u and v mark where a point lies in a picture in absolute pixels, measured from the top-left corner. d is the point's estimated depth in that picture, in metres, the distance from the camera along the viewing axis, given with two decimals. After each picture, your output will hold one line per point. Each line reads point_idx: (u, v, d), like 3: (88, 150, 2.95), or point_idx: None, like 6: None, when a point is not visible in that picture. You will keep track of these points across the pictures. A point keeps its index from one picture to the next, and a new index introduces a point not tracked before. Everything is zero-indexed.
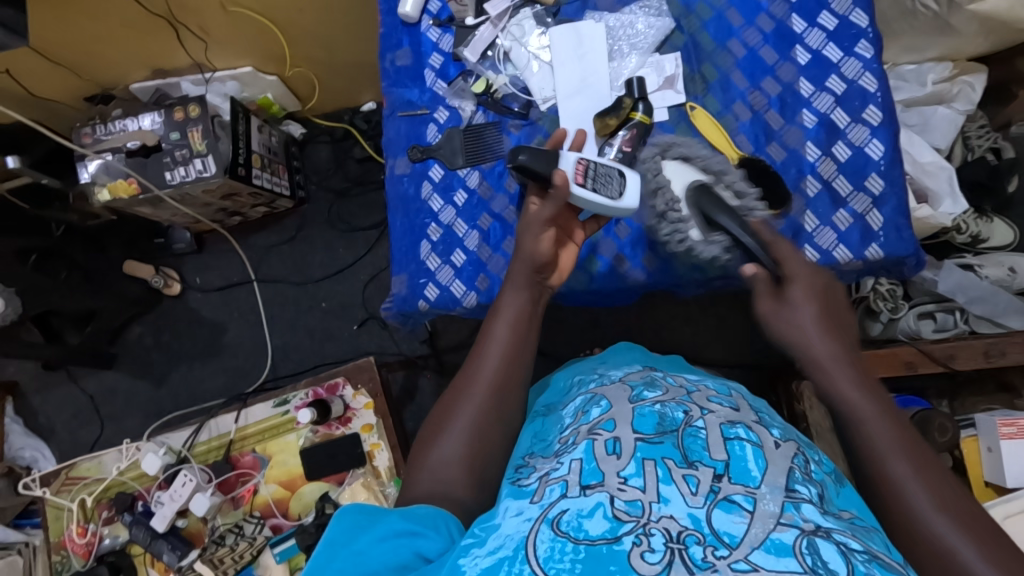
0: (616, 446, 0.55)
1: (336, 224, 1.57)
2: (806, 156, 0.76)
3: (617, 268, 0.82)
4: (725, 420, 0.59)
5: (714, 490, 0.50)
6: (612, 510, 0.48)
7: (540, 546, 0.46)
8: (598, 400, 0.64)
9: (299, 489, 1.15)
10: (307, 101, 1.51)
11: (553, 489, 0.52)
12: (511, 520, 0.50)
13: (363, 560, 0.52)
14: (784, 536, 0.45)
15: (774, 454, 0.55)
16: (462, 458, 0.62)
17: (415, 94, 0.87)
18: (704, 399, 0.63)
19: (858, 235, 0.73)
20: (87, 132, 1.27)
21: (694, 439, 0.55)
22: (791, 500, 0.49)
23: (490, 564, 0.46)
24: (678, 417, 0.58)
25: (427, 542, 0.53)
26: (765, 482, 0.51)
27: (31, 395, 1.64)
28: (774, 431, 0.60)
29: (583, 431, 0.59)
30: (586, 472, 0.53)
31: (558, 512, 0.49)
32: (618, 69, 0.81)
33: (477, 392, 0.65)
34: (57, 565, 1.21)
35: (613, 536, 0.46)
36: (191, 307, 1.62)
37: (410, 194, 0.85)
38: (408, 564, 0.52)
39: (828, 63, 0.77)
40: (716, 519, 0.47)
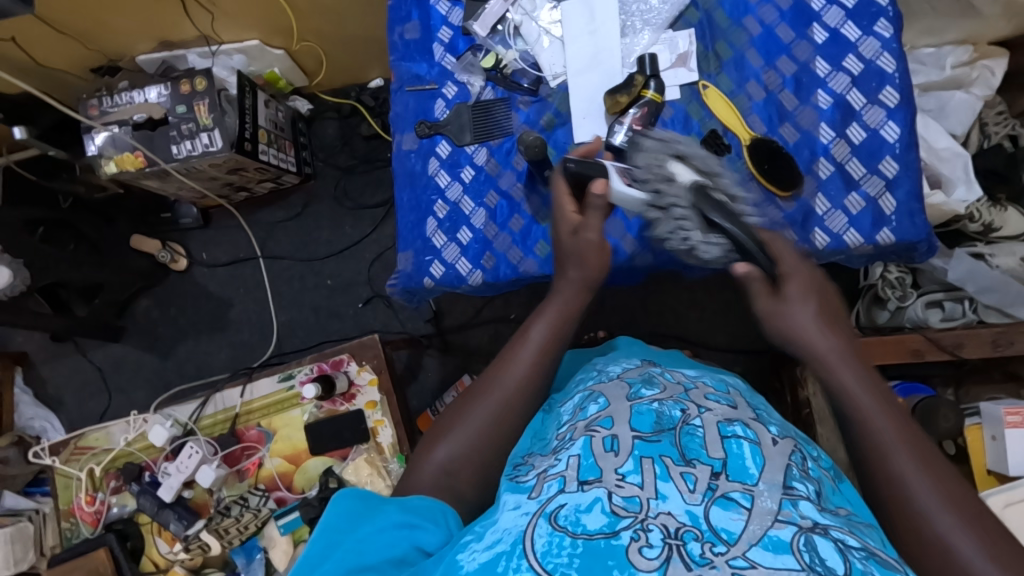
0: (614, 443, 0.55)
1: (343, 201, 1.57)
2: (819, 137, 0.74)
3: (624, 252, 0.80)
4: (723, 418, 0.59)
5: (711, 488, 0.50)
6: (610, 505, 0.49)
7: (538, 540, 0.47)
8: (596, 398, 0.64)
9: (303, 463, 1.16)
10: (314, 76, 1.50)
11: (551, 485, 0.53)
12: (509, 514, 0.51)
13: (364, 549, 0.54)
14: (782, 533, 0.46)
15: (770, 451, 0.55)
16: (466, 459, 0.62)
17: (423, 68, 0.86)
18: (702, 396, 0.63)
19: (870, 219, 0.72)
20: (94, 104, 1.26)
21: (691, 437, 0.56)
22: (789, 497, 0.49)
23: (488, 559, 0.47)
24: (676, 416, 0.59)
25: (425, 534, 0.55)
26: (763, 479, 0.51)
27: (40, 365, 1.67)
28: (771, 428, 0.60)
29: (581, 427, 0.60)
30: (584, 468, 0.53)
31: (556, 507, 0.50)
32: (630, 45, 0.79)
33: (501, 391, 0.65)
34: (66, 532, 1.24)
35: (611, 530, 0.47)
36: (198, 283, 1.63)
37: (417, 170, 0.84)
38: (405, 557, 0.53)
39: (845, 42, 0.75)
40: (713, 517, 0.47)
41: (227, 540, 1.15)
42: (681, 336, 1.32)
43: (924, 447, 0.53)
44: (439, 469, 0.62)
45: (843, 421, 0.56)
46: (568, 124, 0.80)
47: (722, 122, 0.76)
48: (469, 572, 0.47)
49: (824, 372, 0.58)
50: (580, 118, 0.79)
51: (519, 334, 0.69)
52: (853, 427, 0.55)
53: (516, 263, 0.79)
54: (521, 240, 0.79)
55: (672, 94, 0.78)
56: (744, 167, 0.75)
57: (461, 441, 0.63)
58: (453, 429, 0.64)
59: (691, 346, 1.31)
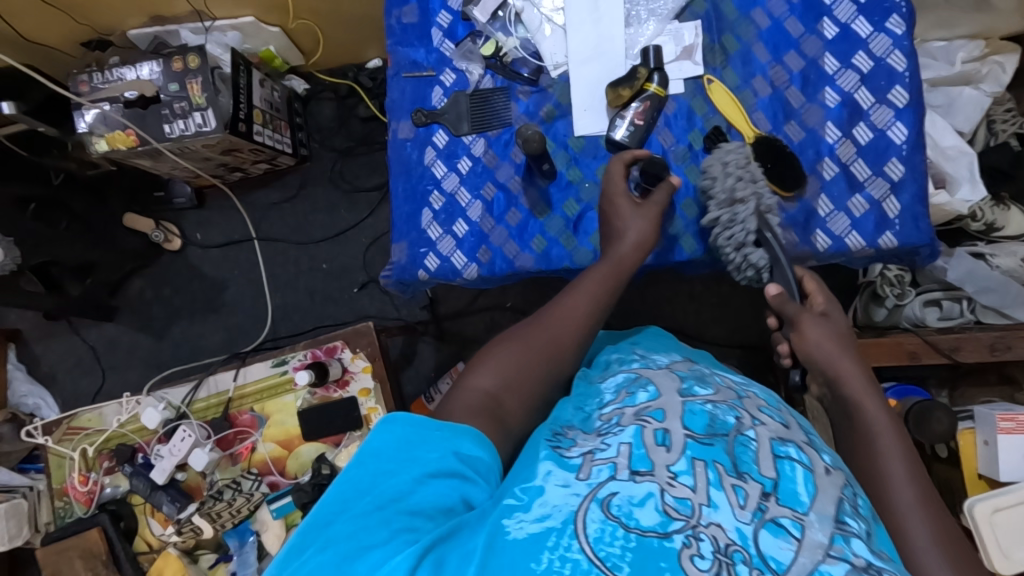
0: (666, 438, 0.55)
1: (338, 184, 1.55)
2: (825, 137, 0.73)
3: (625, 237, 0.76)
4: (776, 435, 0.58)
5: (761, 509, 0.50)
6: (662, 504, 0.50)
7: (591, 525, 0.48)
8: (645, 384, 0.64)
9: (296, 448, 1.16)
10: (310, 56, 1.47)
11: (601, 470, 0.53)
12: (557, 489, 0.51)
13: (413, 490, 0.52)
14: (834, 569, 0.46)
15: (824, 480, 0.54)
16: (500, 389, 0.64)
17: (421, 54, 0.83)
18: (756, 408, 0.63)
19: (873, 223, 0.70)
20: (85, 79, 1.23)
21: (744, 449, 0.55)
22: (841, 532, 0.49)
23: (539, 531, 0.48)
24: (729, 422, 0.58)
25: (474, 488, 0.54)
26: (814, 509, 0.51)
27: (33, 343, 1.66)
28: (824, 455, 0.59)
29: (629, 414, 0.60)
30: (635, 458, 0.54)
31: (609, 494, 0.51)
32: (634, 36, 0.77)
33: (558, 327, 0.69)
34: (60, 511, 1.24)
35: (663, 531, 0.48)
36: (191, 263, 1.61)
37: (412, 160, 0.82)
38: (453, 507, 0.52)
39: (856, 38, 0.73)
40: (763, 541, 0.48)
41: (218, 523, 1.15)
42: (676, 329, 1.31)
43: (938, 513, 0.56)
44: (484, 394, 0.62)
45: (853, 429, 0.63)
46: (568, 116, 0.78)
47: (725, 118, 0.75)
48: (517, 540, 0.48)
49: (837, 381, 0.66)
50: (581, 110, 0.77)
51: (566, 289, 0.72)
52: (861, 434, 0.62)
53: (511, 257, 0.78)
54: (516, 234, 0.78)
55: (676, 88, 0.76)
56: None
57: (495, 372, 0.65)
58: (487, 361, 0.66)
59: (686, 338, 1.31)
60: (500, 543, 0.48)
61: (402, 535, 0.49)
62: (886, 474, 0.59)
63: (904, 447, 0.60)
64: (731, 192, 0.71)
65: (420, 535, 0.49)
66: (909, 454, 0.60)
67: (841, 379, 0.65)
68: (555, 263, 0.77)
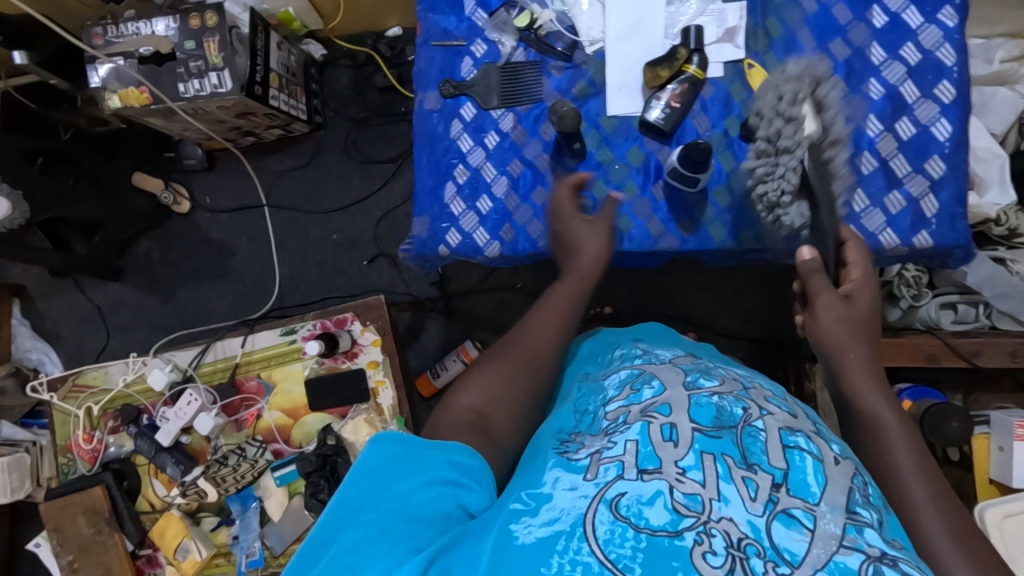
0: (672, 433, 0.55)
1: (352, 154, 1.52)
2: (866, 129, 0.70)
3: (650, 231, 0.74)
4: (784, 425, 0.57)
5: (772, 500, 0.50)
6: (671, 501, 0.49)
7: (600, 527, 0.48)
8: (649, 380, 0.64)
9: (302, 417, 1.16)
10: (329, 20, 1.43)
11: (608, 469, 0.53)
12: (565, 493, 0.51)
13: (409, 501, 0.53)
14: (849, 560, 0.46)
15: (833, 470, 0.53)
16: (487, 402, 0.64)
17: (452, 23, 0.81)
18: (763, 398, 0.62)
19: (909, 221, 0.69)
20: (98, 32, 1.19)
21: (753, 440, 0.55)
22: (854, 522, 0.49)
23: (547, 535, 0.48)
24: (737, 414, 0.58)
25: (469, 495, 0.55)
26: (825, 499, 0.50)
27: (38, 299, 1.65)
28: (833, 445, 0.58)
29: (634, 412, 0.59)
30: (643, 456, 0.53)
31: (616, 494, 0.50)
32: (675, 15, 0.75)
33: (536, 333, 0.69)
34: (63, 467, 1.25)
35: (675, 529, 0.48)
36: (200, 227, 1.60)
37: (438, 132, 0.80)
38: (452, 514, 0.53)
39: (905, 28, 0.71)
40: (776, 534, 0.47)
41: (222, 488, 1.15)
42: (687, 319, 1.30)
43: (951, 502, 0.56)
44: (471, 413, 0.63)
45: (862, 425, 0.62)
46: (602, 94, 0.76)
47: None
48: (524, 545, 0.48)
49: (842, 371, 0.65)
50: (615, 88, 0.75)
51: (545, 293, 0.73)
52: (869, 429, 0.61)
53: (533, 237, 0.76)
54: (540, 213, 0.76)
55: (715, 71, 0.74)
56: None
57: (481, 387, 0.65)
58: (471, 379, 0.67)
59: (697, 328, 1.30)
60: (510, 549, 0.47)
61: (405, 545, 0.49)
62: (899, 466, 0.58)
63: (912, 436, 0.60)
64: (776, 138, 0.67)
65: (424, 542, 0.50)
66: (918, 444, 0.60)
67: (847, 368, 0.65)
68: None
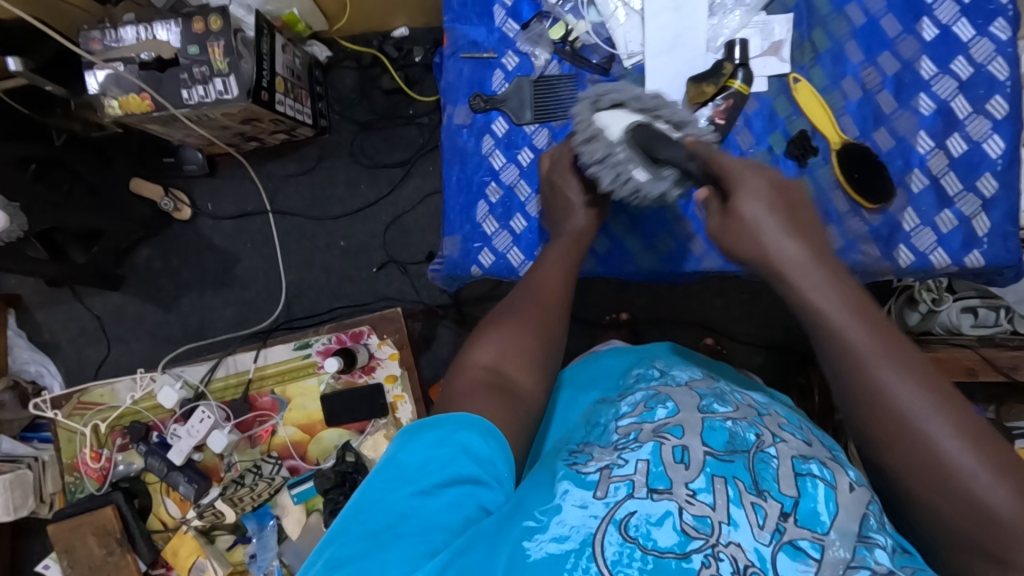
0: (683, 454, 0.52)
1: (359, 158, 1.49)
2: (916, 147, 0.72)
3: (691, 252, 0.80)
4: (797, 453, 0.56)
5: (779, 530, 0.48)
6: (681, 523, 0.48)
7: (608, 548, 0.47)
8: (664, 400, 0.61)
9: (318, 433, 1.13)
10: (335, 21, 1.39)
11: (618, 487, 0.50)
12: (574, 509, 0.49)
13: (424, 505, 0.50)
14: None
15: (848, 497, 0.51)
16: (505, 355, 0.62)
17: (481, 34, 0.82)
18: (776, 425, 0.61)
19: (960, 240, 0.70)
20: (96, 36, 1.14)
21: (764, 466, 0.53)
22: (864, 544, 0.48)
23: (558, 552, 0.46)
24: (749, 439, 0.56)
25: (488, 493, 0.52)
26: (835, 527, 0.49)
27: (34, 309, 1.60)
28: (848, 471, 0.56)
29: (647, 430, 0.56)
30: (653, 475, 0.51)
31: (626, 514, 0.48)
32: (718, 27, 0.76)
33: (543, 302, 0.67)
34: (70, 486, 1.21)
35: (682, 552, 0.47)
36: (202, 234, 1.56)
37: (469, 148, 0.81)
38: (471, 517, 0.50)
39: (957, 41, 0.72)
40: (781, 565, 0.47)
41: (239, 508, 1.12)
42: (704, 324, 1.29)
43: (926, 376, 0.51)
44: (486, 369, 0.61)
45: (826, 343, 0.55)
46: None
47: (812, 120, 0.74)
48: (536, 562, 0.46)
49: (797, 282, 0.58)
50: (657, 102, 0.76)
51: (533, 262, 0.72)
52: (836, 347, 0.54)
53: None
54: None
55: (759, 85, 0.75)
56: (831, 176, 0.73)
57: (497, 340, 0.64)
58: (485, 336, 0.64)
59: (714, 334, 1.29)
60: (518, 565, 0.46)
61: (417, 551, 0.47)
62: (863, 361, 0.52)
63: (862, 316, 0.54)
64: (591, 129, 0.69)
65: (437, 546, 0.48)
66: (871, 321, 0.54)
67: (783, 271, 0.59)
68: (618, 266, 0.82)
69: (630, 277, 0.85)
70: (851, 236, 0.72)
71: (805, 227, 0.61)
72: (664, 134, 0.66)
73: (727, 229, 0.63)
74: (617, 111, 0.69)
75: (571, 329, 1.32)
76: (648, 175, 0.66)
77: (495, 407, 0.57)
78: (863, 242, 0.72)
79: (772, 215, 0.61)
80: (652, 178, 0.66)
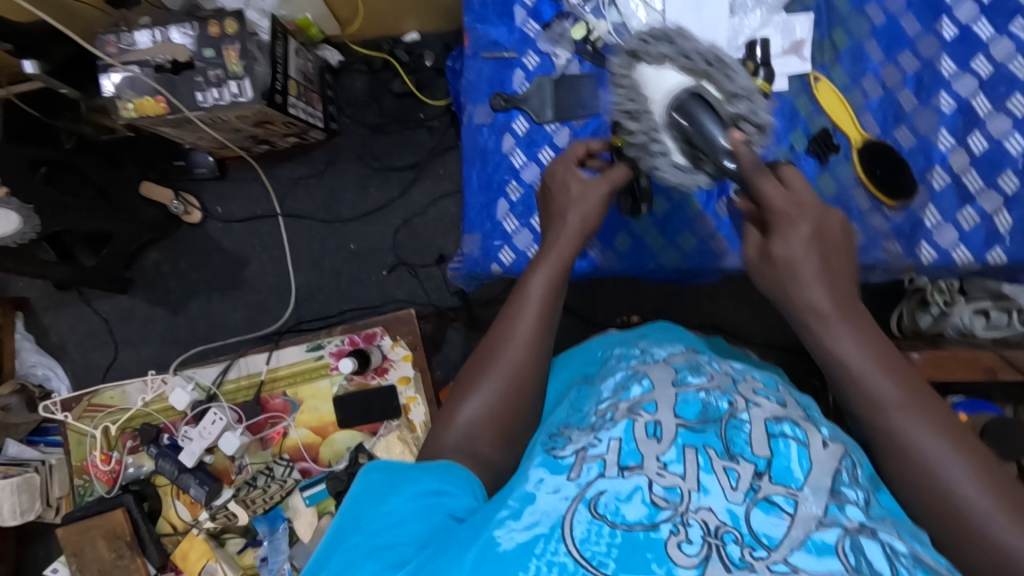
0: (656, 429, 0.51)
1: (369, 162, 1.49)
2: (937, 144, 0.76)
3: (713, 248, 0.81)
4: (771, 416, 0.53)
5: (754, 488, 0.47)
6: (650, 496, 0.46)
7: (577, 526, 0.45)
8: (639, 377, 0.59)
9: (330, 435, 1.13)
10: (346, 26, 1.40)
11: (590, 467, 0.49)
12: (547, 496, 0.47)
13: (393, 520, 0.51)
14: (827, 536, 0.43)
15: (821, 454, 0.50)
16: (495, 418, 0.61)
17: (502, 34, 0.86)
18: (751, 390, 0.58)
19: (982, 236, 0.72)
20: (112, 40, 1.15)
21: (737, 432, 0.51)
22: (836, 502, 0.46)
23: (527, 539, 0.45)
24: (723, 408, 0.53)
25: (453, 501, 0.53)
26: (808, 483, 0.47)
27: (42, 312, 1.59)
28: (822, 429, 0.54)
29: (622, 408, 0.54)
30: (625, 453, 0.49)
31: (596, 493, 0.47)
32: (739, 26, 0.79)
33: (511, 356, 0.63)
34: (79, 488, 1.20)
35: (651, 522, 0.45)
36: (212, 237, 1.56)
37: (489, 147, 0.84)
38: (438, 524, 0.51)
39: (976, 40, 0.75)
40: (755, 520, 0.45)
41: (251, 510, 1.12)
42: (716, 327, 1.29)
43: (947, 427, 0.53)
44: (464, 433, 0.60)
45: (842, 385, 0.57)
46: None
47: (831, 116, 0.78)
48: (507, 552, 0.44)
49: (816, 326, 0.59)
50: None
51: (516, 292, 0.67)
52: (850, 388, 0.56)
53: (593, 255, 0.83)
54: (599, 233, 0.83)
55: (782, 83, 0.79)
56: (851, 172, 0.77)
57: (483, 404, 0.61)
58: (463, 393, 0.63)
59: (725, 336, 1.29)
60: (487, 556, 0.44)
61: (388, 566, 0.48)
62: (884, 404, 0.54)
63: (889, 367, 0.56)
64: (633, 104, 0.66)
65: (407, 557, 0.48)
66: (898, 371, 0.56)
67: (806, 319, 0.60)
68: (640, 261, 0.83)
69: (650, 275, 0.85)
70: (874, 233, 0.75)
71: (836, 271, 0.61)
72: (714, 116, 0.61)
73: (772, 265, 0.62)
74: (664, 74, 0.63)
75: (582, 332, 1.32)
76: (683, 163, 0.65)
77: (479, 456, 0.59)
78: (885, 239, 0.75)
79: (810, 263, 0.60)
80: (685, 168, 0.65)
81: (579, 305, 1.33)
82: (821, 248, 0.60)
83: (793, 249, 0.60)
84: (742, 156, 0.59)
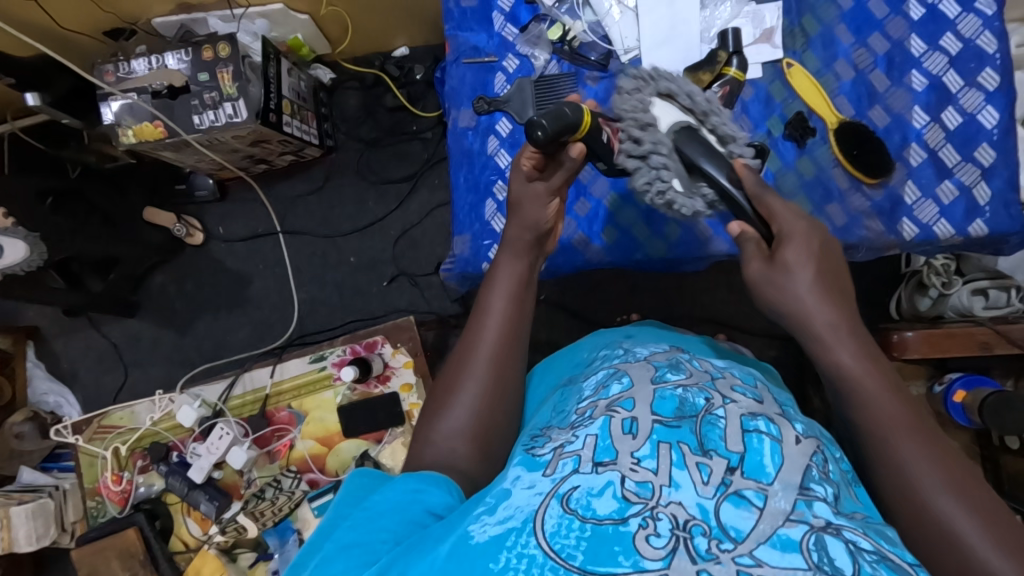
0: (632, 426, 0.52)
1: (366, 176, 1.52)
2: (912, 122, 0.78)
3: (699, 236, 0.83)
4: (746, 411, 0.54)
5: (724, 483, 0.47)
6: (621, 491, 0.46)
7: (548, 521, 0.45)
8: (619, 376, 0.60)
9: (336, 445, 1.14)
10: (337, 44, 1.43)
11: (565, 464, 0.50)
12: (521, 491, 0.48)
13: (371, 516, 0.52)
14: (793, 532, 0.43)
15: (792, 449, 0.50)
16: (472, 419, 0.62)
17: (482, 39, 0.89)
18: (728, 387, 0.59)
19: (962, 210, 0.76)
20: (110, 69, 1.18)
21: (711, 427, 0.52)
22: (805, 498, 0.46)
23: (499, 533, 0.45)
24: (699, 404, 0.55)
25: (432, 498, 0.54)
26: (779, 478, 0.47)
27: (52, 340, 1.62)
28: (797, 425, 0.55)
29: (601, 406, 0.56)
30: (599, 449, 0.50)
31: (569, 488, 0.47)
32: (710, 19, 0.83)
33: (479, 360, 0.64)
34: (92, 511, 1.21)
35: (620, 517, 0.44)
36: (215, 258, 1.58)
37: (475, 149, 0.87)
38: (416, 520, 0.52)
39: (944, 19, 0.78)
40: (724, 513, 0.44)
41: (261, 523, 1.13)
42: (715, 320, 1.29)
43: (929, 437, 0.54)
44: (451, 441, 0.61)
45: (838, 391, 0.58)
46: None
47: (808, 101, 0.81)
48: (479, 544, 0.45)
49: (813, 343, 0.59)
50: None
51: (479, 304, 0.69)
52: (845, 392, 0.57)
53: (582, 250, 0.86)
54: (586, 226, 0.85)
55: (754, 72, 0.82)
56: (829, 153, 0.79)
57: (463, 409, 0.62)
58: (444, 400, 0.64)
59: (725, 329, 1.29)
60: (461, 548, 0.45)
61: (360, 561, 0.48)
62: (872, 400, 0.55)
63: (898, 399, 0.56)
64: (641, 124, 0.66)
65: (379, 555, 0.49)
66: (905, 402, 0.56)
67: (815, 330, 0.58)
68: (628, 252, 0.85)
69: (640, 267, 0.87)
70: (854, 211, 0.78)
71: (842, 291, 0.59)
72: (711, 146, 0.65)
73: (769, 280, 0.60)
74: (669, 105, 0.66)
75: (583, 333, 1.33)
76: (684, 189, 0.66)
77: (465, 446, 0.61)
78: (867, 217, 0.78)
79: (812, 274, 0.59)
80: (686, 193, 0.66)
81: (578, 305, 1.34)
82: (820, 260, 0.59)
83: (801, 262, 0.58)
84: (747, 182, 0.63)
